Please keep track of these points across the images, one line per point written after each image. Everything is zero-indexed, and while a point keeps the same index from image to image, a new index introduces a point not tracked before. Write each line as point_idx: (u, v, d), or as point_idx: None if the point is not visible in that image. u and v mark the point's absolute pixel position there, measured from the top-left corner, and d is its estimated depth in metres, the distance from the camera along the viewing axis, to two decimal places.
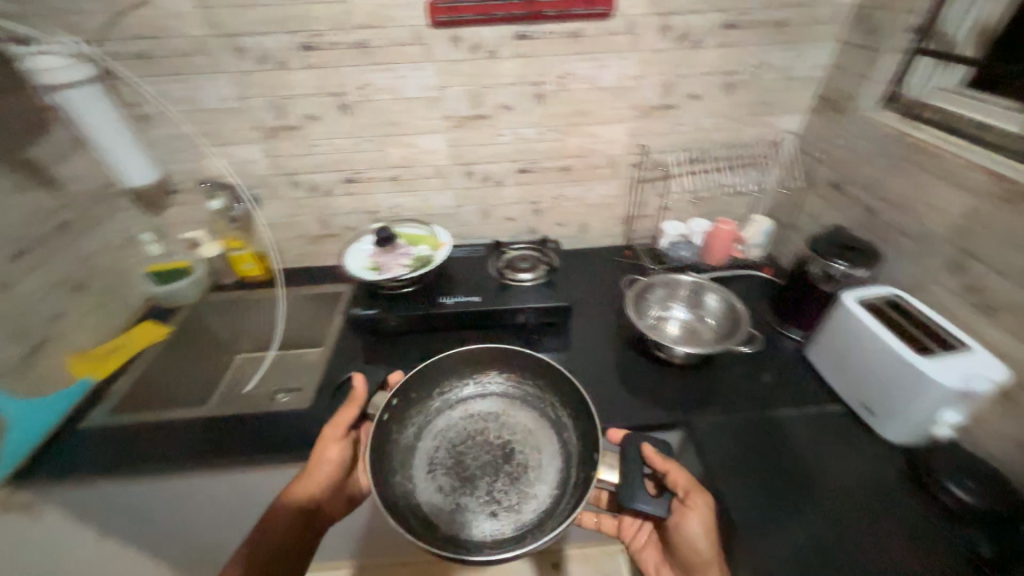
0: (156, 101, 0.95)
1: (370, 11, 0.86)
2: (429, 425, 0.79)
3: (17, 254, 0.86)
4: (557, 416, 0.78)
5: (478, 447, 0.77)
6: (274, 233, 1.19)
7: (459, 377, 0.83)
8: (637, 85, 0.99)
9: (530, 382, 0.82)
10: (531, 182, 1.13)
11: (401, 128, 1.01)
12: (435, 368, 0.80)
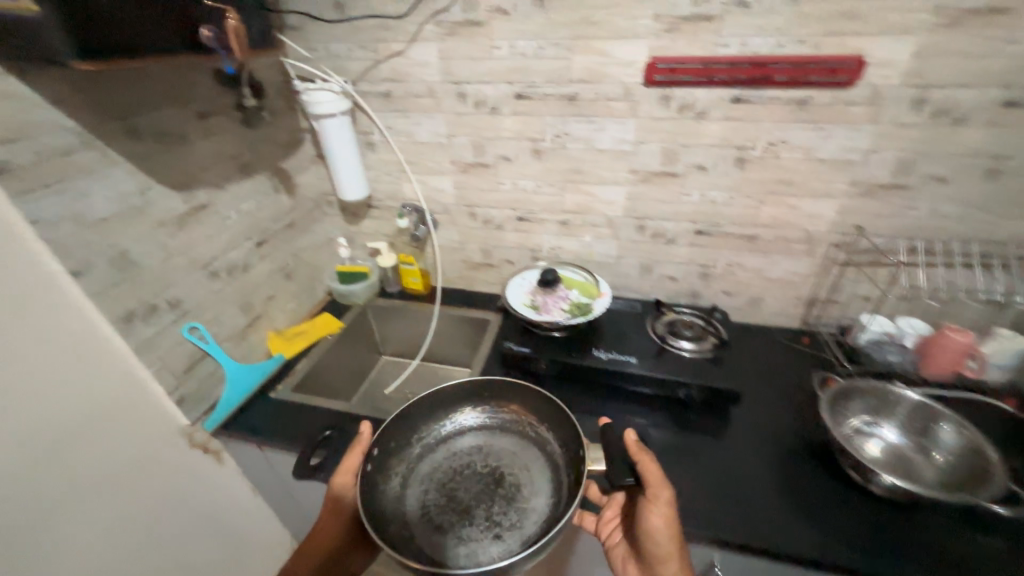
0: (378, 131, 1.09)
1: (590, 68, 0.89)
2: (423, 461, 0.80)
3: (243, 250, 1.02)
4: (536, 430, 0.82)
5: (471, 476, 0.78)
6: (439, 252, 1.26)
7: (438, 420, 0.85)
8: (865, 158, 0.86)
9: (505, 408, 0.85)
10: (705, 244, 1.05)
11: (589, 176, 1.02)
12: (443, 400, 0.84)
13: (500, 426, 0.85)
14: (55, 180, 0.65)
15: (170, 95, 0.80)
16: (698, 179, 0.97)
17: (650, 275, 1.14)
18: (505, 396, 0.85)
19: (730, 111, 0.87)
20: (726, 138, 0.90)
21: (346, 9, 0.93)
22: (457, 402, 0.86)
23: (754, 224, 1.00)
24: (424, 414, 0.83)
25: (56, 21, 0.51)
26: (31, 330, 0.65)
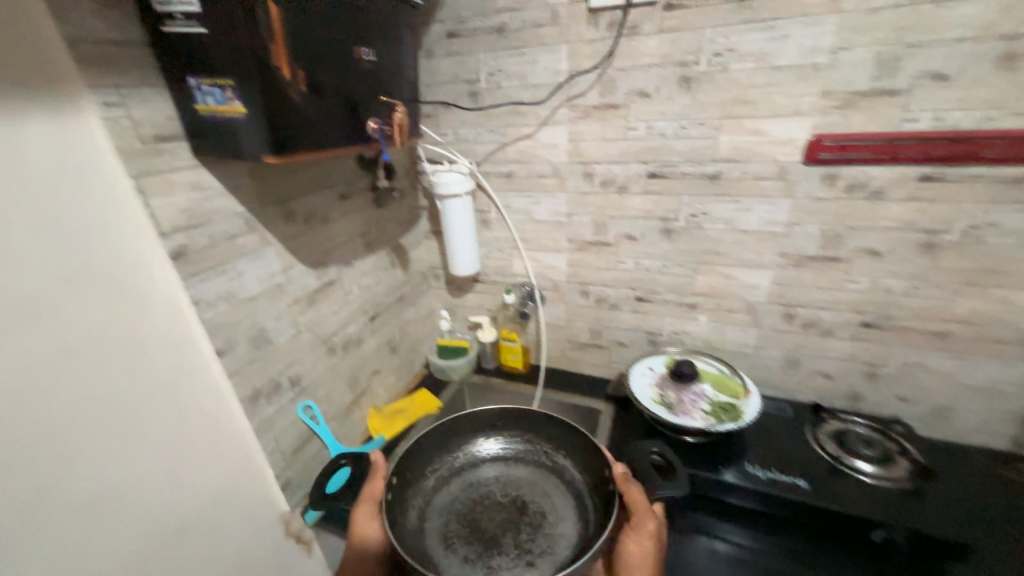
0: (495, 208, 1.08)
1: (739, 147, 0.82)
2: (440, 488, 0.79)
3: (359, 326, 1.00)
4: (550, 458, 0.83)
5: (494, 502, 0.77)
6: (544, 329, 1.17)
7: (451, 452, 0.84)
8: None
9: (519, 437, 0.86)
10: (875, 339, 0.88)
11: (727, 258, 0.92)
12: (460, 429, 0.84)
13: (512, 456, 0.84)
14: (221, 263, 0.66)
15: (320, 181, 0.83)
16: (871, 265, 0.83)
17: (798, 371, 0.97)
18: (517, 421, 0.85)
19: (918, 190, 0.75)
20: (911, 220, 0.77)
21: (481, 98, 0.96)
22: (471, 434, 0.85)
23: (946, 319, 0.82)
24: (442, 443, 0.83)
25: (263, 121, 0.53)
26: (174, 416, 0.63)
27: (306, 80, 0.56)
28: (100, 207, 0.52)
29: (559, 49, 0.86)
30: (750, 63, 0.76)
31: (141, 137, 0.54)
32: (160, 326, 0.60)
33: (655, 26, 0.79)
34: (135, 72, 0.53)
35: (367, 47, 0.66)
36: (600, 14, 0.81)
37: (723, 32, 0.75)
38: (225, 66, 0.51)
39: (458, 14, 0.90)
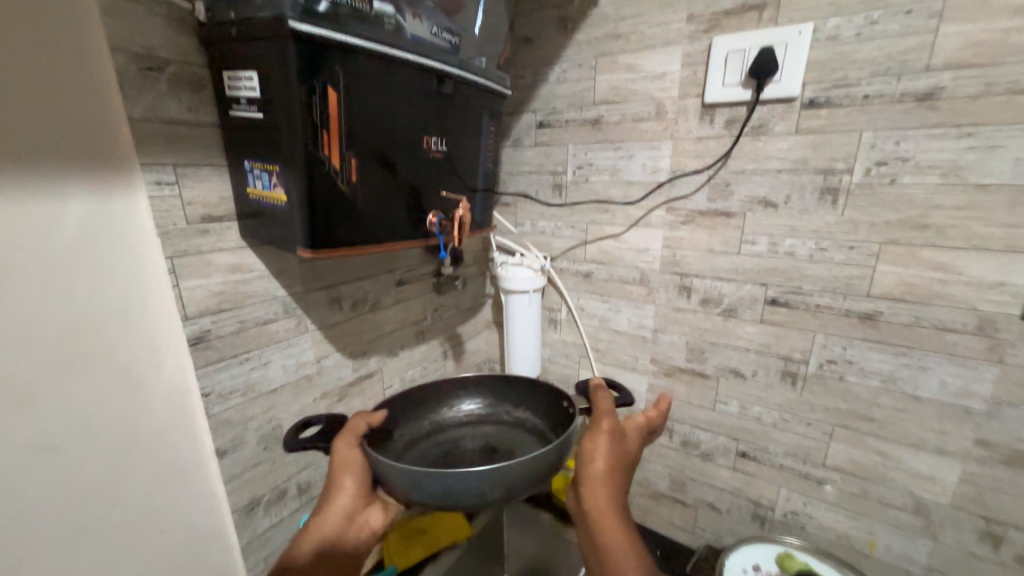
0: (566, 310, 0.94)
1: (909, 283, 0.60)
2: (413, 443, 0.68)
3: None
4: (510, 414, 0.73)
5: (466, 449, 0.67)
6: None
7: (416, 419, 0.70)
8: None
9: (482, 394, 0.75)
10: None
11: (882, 428, 0.65)
12: (424, 392, 0.71)
13: (473, 416, 0.73)
14: (246, 350, 0.59)
15: (377, 266, 0.77)
16: None
17: None
18: (480, 383, 0.75)
19: None
20: None
21: (566, 191, 0.87)
22: (436, 402, 0.73)
23: None
24: (412, 409, 0.70)
25: (301, 211, 0.47)
26: (152, 451, 0.53)
27: (358, 169, 0.50)
28: (125, 285, 0.48)
29: (662, 146, 0.75)
30: (932, 177, 0.56)
31: (188, 217, 0.51)
32: (159, 419, 0.53)
33: (790, 126, 0.64)
34: (198, 153, 0.51)
35: (438, 136, 0.60)
36: (716, 110, 0.69)
37: (890, 137, 0.58)
38: (274, 152, 0.47)
39: (551, 104, 0.84)
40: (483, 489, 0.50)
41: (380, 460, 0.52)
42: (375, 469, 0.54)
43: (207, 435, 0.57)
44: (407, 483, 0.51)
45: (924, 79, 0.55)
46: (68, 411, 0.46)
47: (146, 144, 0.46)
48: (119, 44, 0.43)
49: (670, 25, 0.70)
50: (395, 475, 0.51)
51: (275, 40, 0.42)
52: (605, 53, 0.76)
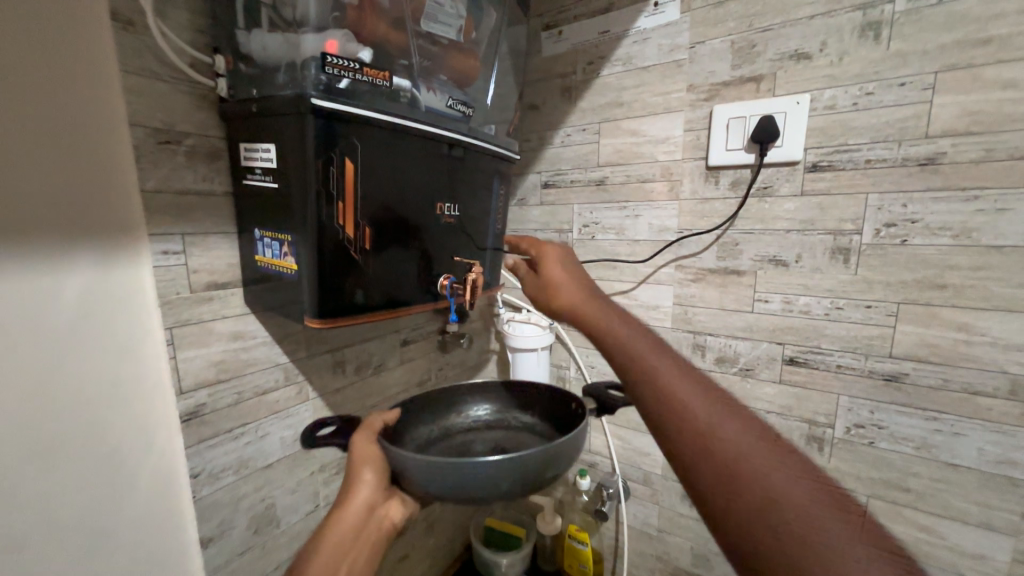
0: (576, 368, 0.91)
1: (932, 343, 0.58)
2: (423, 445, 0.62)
3: None
4: (515, 420, 0.68)
5: (476, 450, 0.62)
6: (626, 533, 0.87)
7: (422, 426, 0.64)
8: None
9: (489, 401, 0.70)
10: None
11: (921, 499, 0.61)
12: (431, 396, 0.66)
13: (478, 422, 0.69)
14: (242, 423, 0.56)
15: (382, 326, 0.75)
16: None
17: None
18: (487, 389, 0.70)
19: None
20: None
21: (573, 248, 0.87)
22: (442, 408, 0.67)
23: None
24: (422, 412, 0.65)
25: (311, 281, 0.46)
26: (131, 540, 0.47)
27: (371, 237, 0.50)
28: (119, 358, 0.45)
29: (669, 206, 0.76)
30: (944, 239, 0.56)
31: (192, 286, 0.49)
32: (140, 506, 0.47)
33: (795, 188, 0.65)
34: (208, 221, 0.50)
35: (451, 202, 0.61)
36: (721, 172, 0.70)
37: (897, 200, 0.59)
38: (287, 222, 0.46)
39: (556, 165, 0.87)
40: (506, 481, 0.45)
41: (401, 454, 0.44)
42: (395, 464, 0.46)
43: (192, 520, 0.52)
44: (428, 476, 0.44)
45: (924, 146, 0.56)
46: (43, 504, 0.40)
47: (156, 215, 0.46)
48: (138, 119, 0.44)
49: (671, 94, 0.73)
50: (418, 470, 0.45)
51: (295, 116, 0.43)
52: (608, 119, 0.79)
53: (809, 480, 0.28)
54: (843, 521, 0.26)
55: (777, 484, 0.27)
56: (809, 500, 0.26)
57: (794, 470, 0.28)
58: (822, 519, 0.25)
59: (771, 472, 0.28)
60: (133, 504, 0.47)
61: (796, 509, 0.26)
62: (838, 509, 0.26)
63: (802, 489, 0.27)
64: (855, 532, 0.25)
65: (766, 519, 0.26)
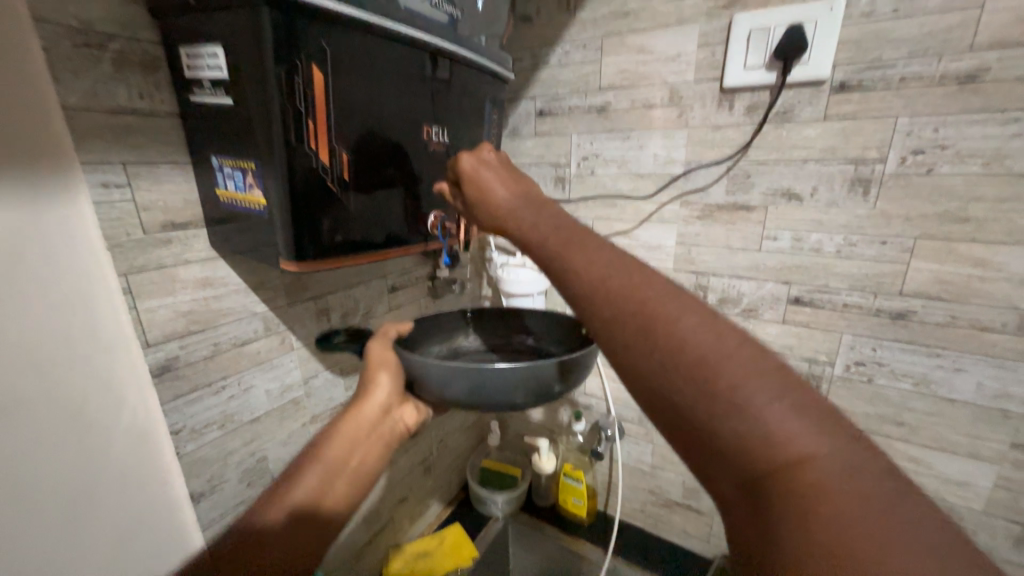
0: None
1: (945, 280, 0.56)
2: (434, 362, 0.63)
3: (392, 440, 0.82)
4: (522, 343, 0.68)
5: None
6: (620, 471, 0.89)
7: (431, 343, 0.65)
8: None
9: (494, 323, 0.69)
10: None
11: (912, 432, 0.63)
12: (438, 317, 0.66)
13: (486, 344, 0.69)
14: (222, 377, 0.52)
15: (369, 270, 0.71)
16: None
17: None
18: (492, 315, 0.69)
19: None
20: None
21: (570, 185, 0.81)
22: (450, 329, 0.68)
23: None
24: (431, 331, 0.65)
25: (285, 217, 0.40)
26: (118, 501, 0.44)
27: (349, 165, 0.43)
28: (69, 312, 0.39)
29: (677, 135, 0.69)
30: (974, 167, 0.52)
31: (145, 226, 0.43)
32: (120, 466, 0.44)
33: (818, 112, 0.59)
34: (156, 148, 0.43)
35: (439, 127, 0.54)
36: (736, 95, 0.64)
37: (929, 123, 0.54)
38: (248, 147, 0.39)
39: (553, 90, 0.78)
40: (517, 387, 0.46)
41: (417, 358, 0.48)
42: (412, 370, 0.50)
43: (179, 474, 0.49)
44: (442, 378, 0.47)
45: (967, 60, 0.51)
46: (5, 473, 0.36)
47: (86, 141, 0.38)
48: (43, 13, 0.35)
49: (685, 2, 0.64)
50: (431, 376, 0.48)
51: (244, 12, 0.34)
52: (612, 34, 0.70)
53: (778, 390, 0.23)
54: (808, 424, 0.22)
55: (738, 408, 0.23)
56: (773, 416, 0.22)
57: (759, 383, 0.23)
58: (786, 436, 0.22)
59: (732, 398, 0.23)
60: (112, 464, 0.44)
61: (757, 430, 0.22)
62: (806, 416, 0.23)
63: (768, 410, 0.22)
64: (819, 438, 0.22)
65: (721, 444, 0.23)
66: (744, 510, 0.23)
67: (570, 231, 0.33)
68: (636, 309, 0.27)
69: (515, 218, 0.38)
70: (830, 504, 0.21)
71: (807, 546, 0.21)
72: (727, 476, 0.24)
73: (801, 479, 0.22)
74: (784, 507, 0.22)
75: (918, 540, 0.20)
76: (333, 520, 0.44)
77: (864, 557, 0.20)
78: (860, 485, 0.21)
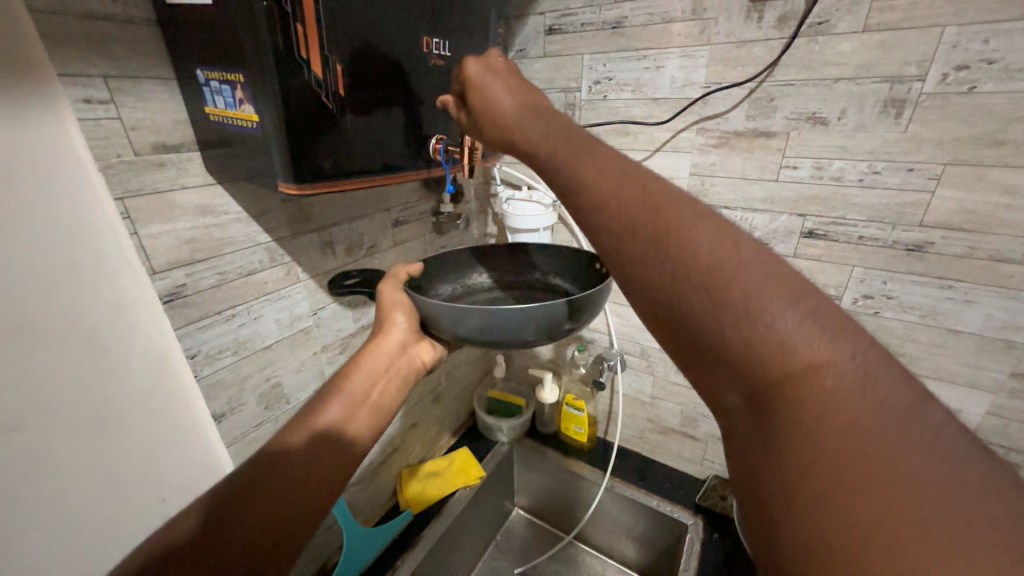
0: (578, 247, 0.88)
1: (969, 210, 0.54)
2: (448, 299, 0.63)
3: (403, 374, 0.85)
4: (539, 280, 0.67)
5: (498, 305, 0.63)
6: (621, 399, 0.93)
7: (442, 281, 0.64)
8: None
9: (504, 260, 0.69)
10: None
11: (913, 363, 0.64)
12: (447, 255, 0.64)
13: (499, 282, 0.68)
14: (231, 305, 0.52)
15: (371, 203, 0.69)
16: None
17: None
18: (500, 251, 0.68)
19: None
20: None
21: (580, 112, 0.77)
22: (460, 266, 0.67)
23: None
24: (444, 269, 0.64)
25: (280, 136, 0.37)
26: (144, 418, 0.47)
27: (344, 79, 0.40)
28: (71, 237, 0.39)
29: (698, 52, 0.63)
30: (1022, 83, 0.48)
31: (135, 147, 0.41)
32: (141, 388, 0.46)
33: (857, 22, 0.53)
34: (136, 61, 0.40)
35: (440, 39, 0.49)
36: (766, 4, 0.57)
37: (979, 33, 0.49)
38: (234, 56, 0.36)
39: (564, 2, 0.71)
40: (530, 324, 0.46)
41: (427, 300, 0.48)
42: (422, 310, 0.50)
43: (199, 396, 0.52)
44: (453, 317, 0.47)
45: None
46: (28, 390, 0.38)
47: (59, 50, 0.36)
48: None
49: None
50: (442, 315, 0.48)
51: None
52: None
53: (793, 296, 0.22)
54: (823, 331, 0.22)
55: (750, 315, 0.22)
56: (787, 323, 0.22)
57: (772, 289, 0.22)
58: (799, 342, 0.21)
59: (745, 304, 0.22)
60: (134, 384, 0.45)
61: (768, 337, 0.22)
62: (820, 323, 0.22)
63: (782, 317, 0.22)
64: (835, 345, 0.21)
65: (730, 354, 0.23)
66: (748, 421, 0.23)
67: (577, 142, 0.32)
68: (646, 221, 0.26)
69: (523, 132, 0.36)
70: (843, 413, 0.21)
71: (815, 454, 0.21)
72: (733, 386, 0.23)
73: (812, 389, 0.21)
74: (794, 418, 0.21)
75: (924, 446, 0.20)
76: (357, 447, 0.45)
77: (872, 462, 0.20)
78: (876, 394, 0.21)
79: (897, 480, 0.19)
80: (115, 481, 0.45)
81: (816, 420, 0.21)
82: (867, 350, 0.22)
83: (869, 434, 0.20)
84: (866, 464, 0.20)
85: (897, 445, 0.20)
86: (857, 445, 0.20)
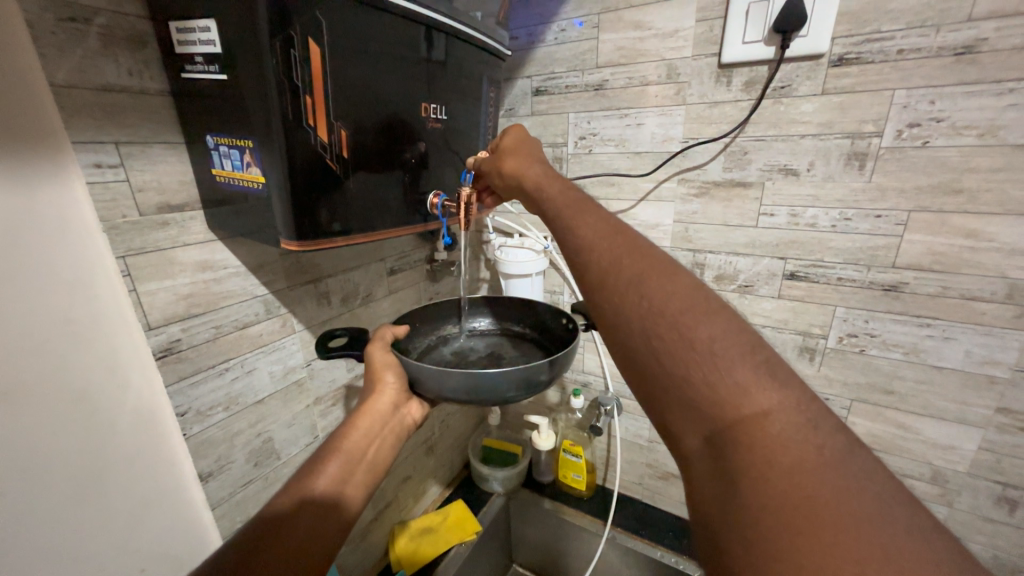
0: (569, 291, 0.89)
1: (938, 251, 0.57)
2: (430, 351, 0.63)
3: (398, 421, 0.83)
4: (512, 329, 0.69)
5: (475, 355, 0.63)
6: (619, 444, 0.91)
7: (423, 334, 0.64)
8: None
9: (482, 310, 0.70)
10: None
11: (903, 400, 0.65)
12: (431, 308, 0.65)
13: (478, 330, 0.70)
14: (225, 359, 0.52)
15: (367, 253, 0.70)
16: None
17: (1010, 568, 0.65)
18: (480, 301, 0.70)
19: None
20: None
21: (567, 164, 0.81)
22: (441, 318, 0.67)
23: None
24: (426, 321, 0.65)
25: (285, 198, 0.39)
26: (127, 481, 0.45)
27: (348, 142, 0.43)
28: (69, 295, 0.39)
29: (674, 112, 0.69)
30: (969, 139, 0.53)
31: (140, 208, 0.42)
32: (126, 449, 0.44)
33: (816, 86, 0.59)
34: (148, 128, 0.42)
35: (437, 104, 0.53)
36: (734, 70, 0.63)
37: (924, 96, 0.54)
38: (245, 123, 0.38)
39: (549, 68, 0.77)
40: (510, 386, 0.47)
41: (418, 364, 0.48)
42: (413, 372, 0.50)
43: (186, 457, 0.50)
44: (436, 376, 0.47)
45: (965, 31, 0.51)
46: (7, 456, 0.36)
47: (75, 119, 0.37)
48: None
49: None
50: (429, 377, 0.48)
51: None
52: (609, 8, 0.69)
53: (745, 350, 0.28)
54: (769, 381, 0.27)
55: (710, 360, 0.27)
56: (739, 370, 0.27)
57: (727, 340, 0.28)
58: (751, 388, 0.26)
59: (705, 351, 0.27)
60: (117, 445, 0.44)
61: (723, 379, 0.27)
62: (771, 375, 0.27)
63: (737, 365, 0.27)
64: (781, 394, 0.26)
65: (693, 393, 0.27)
66: (708, 462, 0.27)
67: (581, 206, 0.39)
68: (631, 272, 0.32)
69: (544, 192, 0.44)
70: (788, 455, 0.24)
71: (764, 493, 0.24)
72: (695, 426, 0.28)
73: (762, 429, 0.25)
74: (747, 456, 0.25)
75: (864, 490, 0.23)
76: (353, 509, 0.44)
77: (812, 497, 0.23)
78: (816, 438, 0.25)
79: (837, 521, 0.22)
80: (92, 551, 0.43)
81: (764, 459, 0.25)
82: (812, 404, 0.26)
83: (810, 475, 0.23)
84: (808, 504, 0.23)
85: (837, 489, 0.23)
86: (800, 484, 0.23)
